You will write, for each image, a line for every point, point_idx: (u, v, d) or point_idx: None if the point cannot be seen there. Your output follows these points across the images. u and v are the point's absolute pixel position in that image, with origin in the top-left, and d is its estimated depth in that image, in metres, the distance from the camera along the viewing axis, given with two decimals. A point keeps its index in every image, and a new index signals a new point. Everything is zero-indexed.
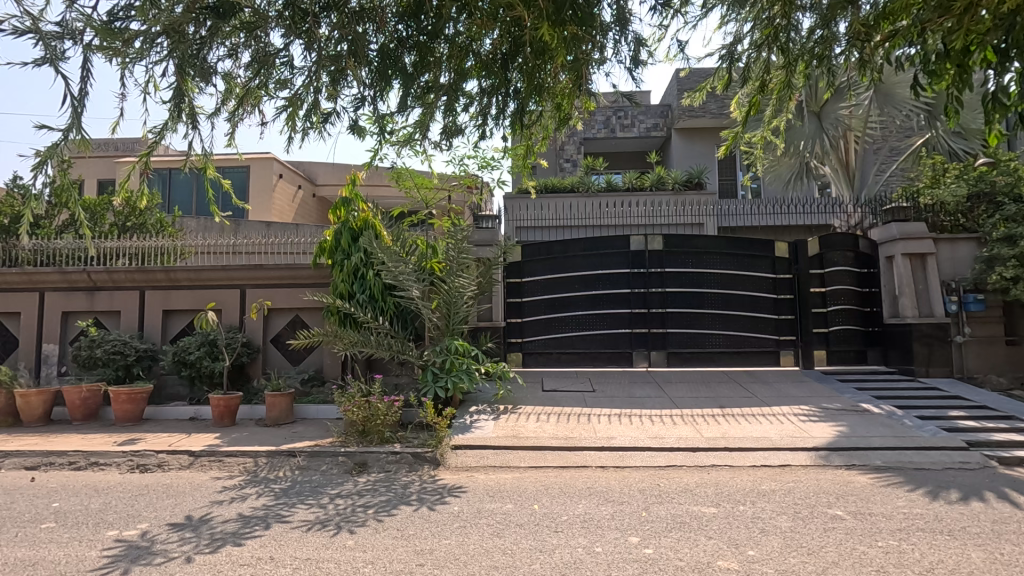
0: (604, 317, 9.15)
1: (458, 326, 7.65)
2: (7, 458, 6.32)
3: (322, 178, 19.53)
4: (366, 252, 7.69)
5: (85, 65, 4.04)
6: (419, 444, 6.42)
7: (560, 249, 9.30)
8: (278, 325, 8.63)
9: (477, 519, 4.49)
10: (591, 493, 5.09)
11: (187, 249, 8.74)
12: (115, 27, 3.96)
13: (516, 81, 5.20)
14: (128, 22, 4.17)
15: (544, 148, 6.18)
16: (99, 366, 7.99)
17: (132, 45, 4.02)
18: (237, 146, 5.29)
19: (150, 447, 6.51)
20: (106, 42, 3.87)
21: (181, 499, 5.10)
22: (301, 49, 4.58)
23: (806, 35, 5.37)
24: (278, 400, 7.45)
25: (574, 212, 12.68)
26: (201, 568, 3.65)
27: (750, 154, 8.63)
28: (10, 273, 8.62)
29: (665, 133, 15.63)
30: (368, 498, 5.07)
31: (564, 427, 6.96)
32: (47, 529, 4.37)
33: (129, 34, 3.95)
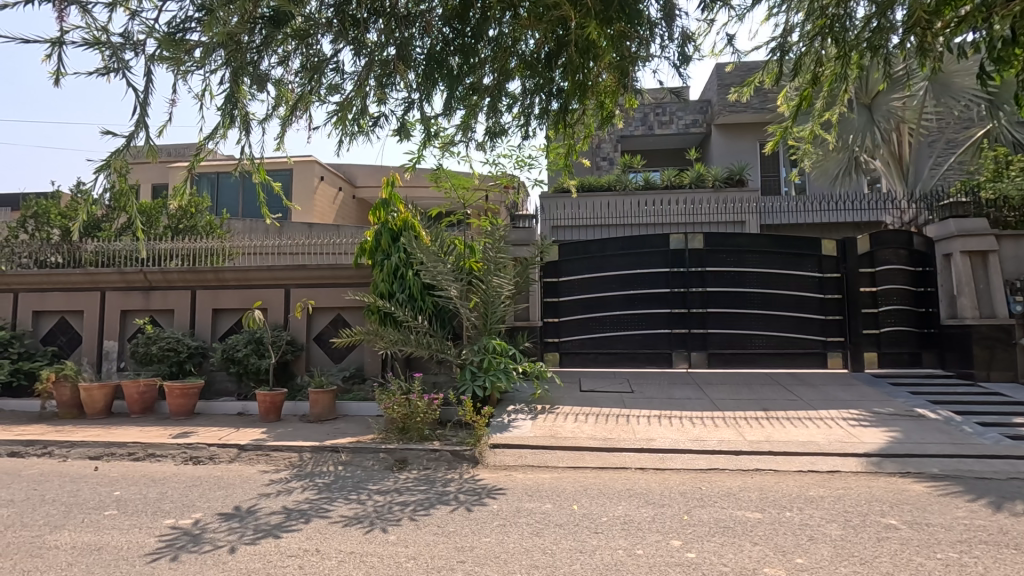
0: (642, 317, 9.03)
1: (495, 326, 7.69)
2: (73, 448, 6.70)
3: (362, 179, 19.94)
4: (406, 252, 7.80)
5: (148, 74, 4.28)
6: (458, 443, 6.49)
7: (597, 248, 9.23)
8: (320, 324, 8.87)
9: (516, 518, 4.51)
10: (631, 494, 5.04)
11: (235, 250, 9.05)
12: (176, 38, 4.18)
13: (560, 81, 5.17)
14: (189, 32, 4.39)
15: (585, 147, 6.16)
16: (155, 362, 8.39)
17: (191, 54, 4.24)
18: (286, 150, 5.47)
19: (202, 440, 6.79)
20: (167, 53, 4.09)
21: (231, 491, 5.30)
22: (350, 53, 4.71)
23: (861, 24, 5.15)
24: (321, 397, 7.64)
25: (611, 211, 12.56)
26: (251, 558, 3.78)
27: (800, 155, 8.19)
28: (74, 273, 9.14)
29: (705, 129, 15.32)
30: (408, 495, 5.14)
31: (602, 428, 6.90)
32: (110, 516, 4.61)
33: (189, 44, 4.15)
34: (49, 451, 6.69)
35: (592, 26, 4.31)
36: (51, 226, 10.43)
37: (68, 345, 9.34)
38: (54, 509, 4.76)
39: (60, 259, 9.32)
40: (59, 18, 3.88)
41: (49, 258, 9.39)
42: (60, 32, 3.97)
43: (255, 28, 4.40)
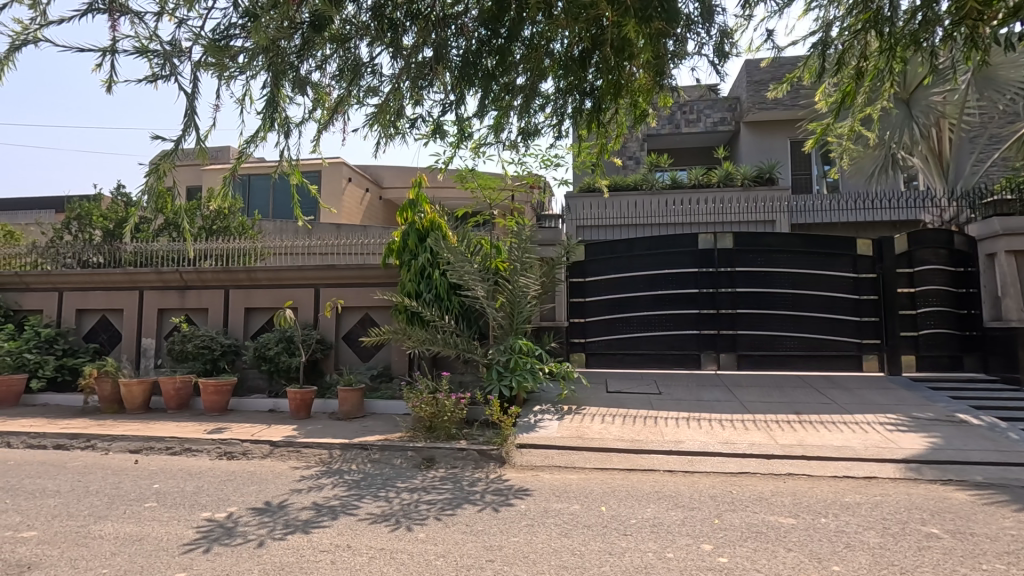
0: (670, 318, 8.92)
1: (522, 326, 7.70)
2: (114, 442, 6.93)
3: (389, 180, 20.18)
4: (433, 252, 7.85)
5: (195, 81, 4.41)
6: (485, 442, 6.51)
7: (624, 248, 9.15)
8: (349, 323, 9.00)
9: (544, 518, 4.51)
10: (660, 497, 4.98)
11: (266, 250, 9.23)
12: (222, 44, 4.30)
13: (594, 82, 5.17)
14: (233, 39, 4.51)
15: (618, 146, 6.08)
16: (190, 359, 8.63)
17: (235, 60, 4.35)
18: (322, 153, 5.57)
19: (235, 436, 6.96)
20: (213, 58, 4.21)
21: (264, 486, 5.42)
22: (387, 57, 4.79)
23: (906, 18, 4.99)
24: (349, 395, 7.75)
25: (637, 211, 12.45)
26: (285, 552, 3.85)
27: (840, 156, 7.94)
28: (114, 273, 9.46)
29: (734, 127, 15.05)
30: (435, 494, 5.18)
31: (630, 429, 6.85)
32: (150, 508, 4.76)
33: (233, 50, 4.27)
34: (92, 444, 6.94)
35: (630, 25, 4.30)
36: (93, 228, 10.81)
37: (108, 343, 9.67)
38: (97, 501, 4.93)
39: (101, 259, 9.65)
40: (112, 28, 4.03)
41: (91, 259, 9.73)
42: (113, 41, 4.12)
43: (295, 34, 4.50)
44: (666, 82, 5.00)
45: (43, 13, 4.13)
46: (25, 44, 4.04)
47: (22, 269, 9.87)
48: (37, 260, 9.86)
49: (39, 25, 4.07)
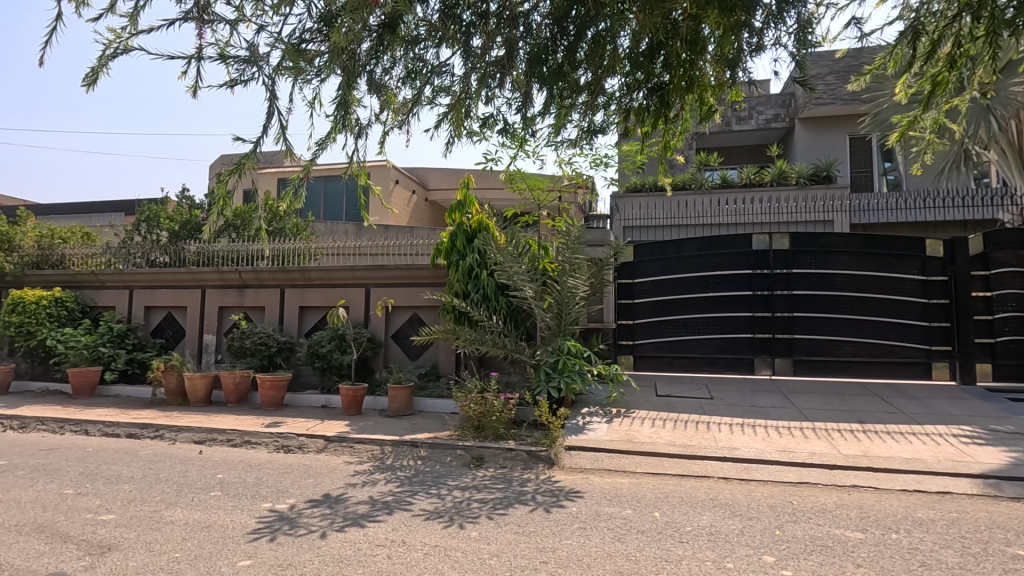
0: (722, 321, 8.66)
1: (570, 327, 7.64)
2: (180, 432, 7.28)
3: (434, 182, 20.46)
4: (481, 253, 7.87)
5: (271, 86, 4.55)
6: (534, 442, 6.51)
7: (674, 249, 8.93)
8: (398, 322, 9.17)
9: (596, 521, 4.45)
10: (715, 505, 4.83)
11: (319, 251, 9.46)
12: (299, 48, 4.46)
13: (664, 73, 4.87)
14: (308, 44, 4.68)
15: (681, 143, 5.89)
16: (248, 355, 8.97)
17: (312, 63, 4.51)
18: (386, 154, 5.67)
19: (292, 430, 7.19)
20: (290, 62, 4.37)
21: (320, 479, 5.57)
22: (459, 59, 4.91)
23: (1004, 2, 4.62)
24: (399, 392, 7.89)
25: (686, 211, 12.17)
26: (342, 545, 3.94)
27: (918, 152, 7.49)
28: (179, 272, 9.94)
29: (788, 124, 14.55)
30: (486, 493, 5.19)
31: (681, 434, 6.70)
32: (216, 497, 4.97)
33: (309, 54, 4.43)
34: (160, 434, 7.31)
35: (710, 17, 4.22)
36: (159, 230, 11.41)
37: (173, 338, 10.17)
38: (167, 488, 5.19)
39: (167, 259, 10.18)
40: (199, 36, 4.22)
41: (158, 259, 10.26)
42: (198, 49, 4.31)
43: (369, 38, 4.66)
44: (738, 75, 4.83)
45: (134, 23, 4.37)
46: (119, 52, 4.29)
47: (97, 268, 10.48)
48: (109, 259, 10.45)
49: (130, 34, 4.25)
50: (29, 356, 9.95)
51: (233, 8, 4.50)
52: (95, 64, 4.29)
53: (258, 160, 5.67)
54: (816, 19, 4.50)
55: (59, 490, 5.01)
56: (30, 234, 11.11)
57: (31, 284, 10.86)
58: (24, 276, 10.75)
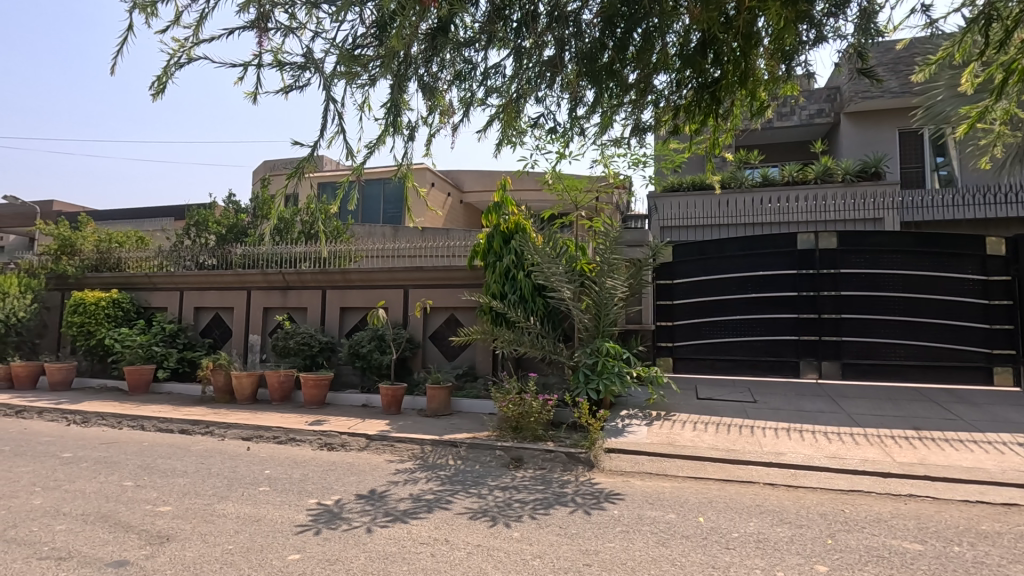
0: (766, 323, 8.43)
1: (608, 328, 7.55)
2: (228, 429, 7.53)
3: (470, 185, 20.59)
4: (519, 253, 7.87)
5: (325, 87, 4.80)
6: (572, 445, 6.46)
7: (715, 249, 8.74)
8: (436, 323, 9.27)
9: (639, 525, 4.39)
10: (762, 512, 4.70)
11: (359, 253, 9.63)
12: (355, 54, 4.66)
13: (715, 69, 4.74)
14: (362, 49, 4.85)
15: (730, 140, 5.74)
16: (292, 355, 9.22)
17: (366, 67, 4.68)
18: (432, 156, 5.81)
19: (334, 428, 7.35)
20: (345, 67, 4.60)
21: (363, 477, 5.67)
22: (511, 61, 5.11)
23: None
24: (437, 392, 7.96)
25: (727, 210, 11.87)
26: (387, 541, 3.99)
27: (985, 145, 7.09)
28: (226, 274, 10.29)
29: (833, 119, 14.07)
30: (526, 494, 5.19)
31: (724, 438, 6.54)
32: (264, 492, 5.12)
33: (364, 59, 4.62)
34: (210, 430, 7.57)
35: (772, 11, 4.09)
36: (208, 233, 11.86)
37: (221, 338, 10.55)
38: (218, 482, 5.38)
39: (215, 261, 10.58)
40: (260, 44, 4.51)
41: (206, 261, 10.68)
42: (257, 56, 4.62)
43: (421, 41, 4.78)
44: (794, 69, 4.70)
45: (197, 33, 4.67)
46: (181, 62, 4.60)
47: (150, 270, 10.96)
48: (162, 262, 10.91)
49: (192, 43, 4.57)
50: (89, 355, 10.49)
51: (291, 19, 4.75)
52: (161, 73, 4.59)
53: (316, 164, 5.42)
54: (880, 7, 4.33)
55: (120, 482, 5.25)
56: (90, 238, 11.61)
57: (91, 285, 11.44)
58: (84, 278, 11.33)
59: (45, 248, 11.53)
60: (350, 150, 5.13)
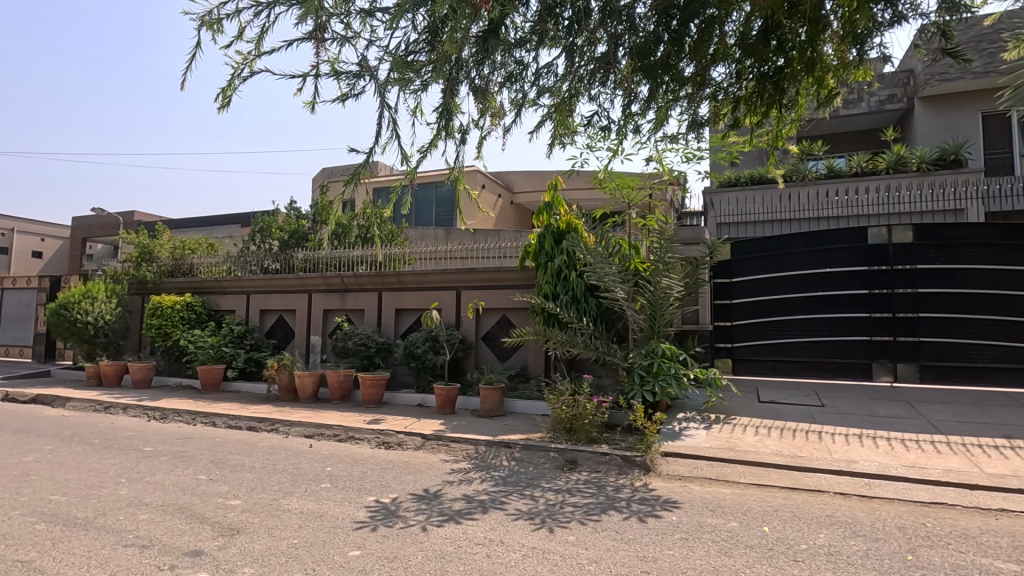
0: (833, 323, 7.98)
1: (663, 329, 7.35)
2: (292, 426, 7.85)
3: (520, 185, 20.65)
4: (570, 254, 7.80)
5: (380, 93, 4.99)
6: (627, 448, 6.34)
7: (775, 245, 8.36)
8: (488, 324, 9.32)
9: (700, 533, 4.24)
10: (833, 523, 4.44)
11: (413, 255, 9.86)
12: (408, 60, 4.79)
13: (779, 57, 4.52)
14: (414, 55, 4.95)
15: (795, 131, 5.49)
16: (350, 355, 9.52)
17: (418, 73, 4.80)
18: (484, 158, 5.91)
19: (391, 428, 7.52)
20: (398, 74, 4.73)
21: (418, 476, 5.77)
22: (563, 59, 5.11)
23: None
24: (490, 393, 8.00)
25: (788, 204, 11.33)
26: (443, 541, 4.03)
27: None
28: (288, 278, 10.74)
29: (906, 104, 13.19)
30: (580, 497, 5.12)
31: (790, 444, 6.24)
32: (326, 488, 5.30)
33: (417, 65, 4.74)
34: (275, 427, 7.91)
35: None
36: (272, 239, 12.42)
37: (285, 339, 11.03)
38: (283, 478, 5.61)
39: (279, 265, 11.07)
40: (317, 55, 4.75)
41: (270, 266, 11.19)
42: (315, 66, 4.89)
43: (472, 44, 4.83)
44: (867, 52, 4.42)
45: (259, 46, 4.96)
46: (245, 73, 4.97)
47: (219, 275, 11.59)
48: (230, 267, 11.51)
49: (255, 56, 4.92)
50: (166, 355, 11.19)
51: (346, 29, 4.96)
52: (227, 86, 5.00)
53: (372, 170, 5.59)
54: None
55: (194, 476, 5.58)
56: (166, 245, 12.42)
57: (168, 290, 12.24)
58: (162, 283, 12.13)
59: (127, 255, 12.41)
60: (403, 152, 5.41)
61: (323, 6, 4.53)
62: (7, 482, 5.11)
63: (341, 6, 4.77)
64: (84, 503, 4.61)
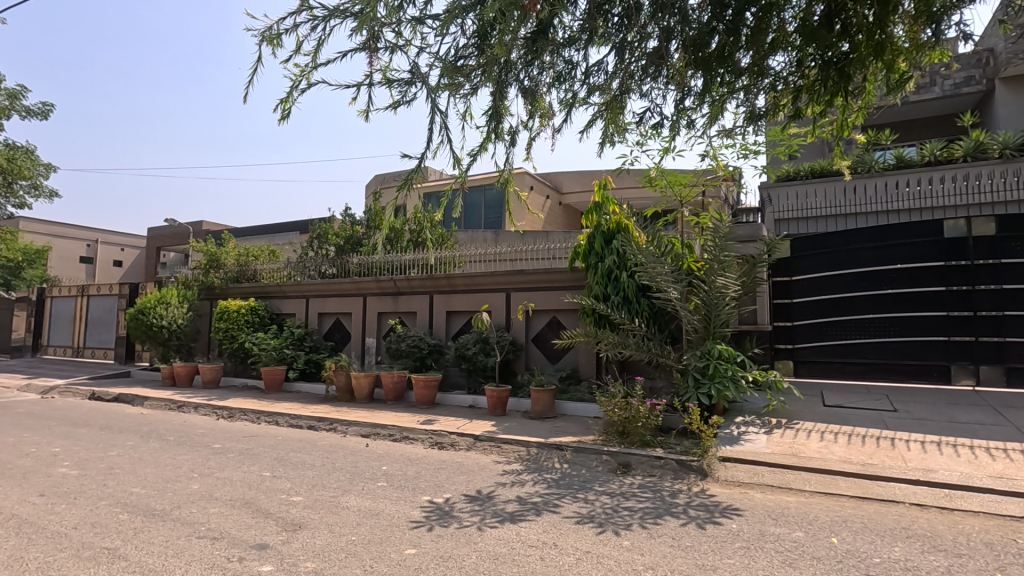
0: (906, 323, 7.51)
1: (719, 330, 7.09)
2: (349, 426, 8.10)
3: (569, 186, 20.53)
4: (621, 254, 7.67)
5: (430, 98, 5.07)
6: (683, 452, 6.17)
7: (839, 241, 7.94)
8: (538, 326, 9.30)
9: (762, 542, 4.06)
10: (909, 535, 4.15)
11: (463, 258, 9.96)
12: (457, 65, 4.86)
13: (843, 42, 4.29)
14: (463, 60, 5.01)
15: (862, 118, 5.19)
16: (404, 357, 9.73)
17: (468, 77, 4.86)
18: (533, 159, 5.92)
19: (444, 428, 7.63)
20: (448, 79, 4.81)
21: (471, 476, 5.82)
22: (613, 56, 5.03)
23: None
24: (541, 395, 7.99)
25: (854, 197, 10.71)
26: (497, 542, 4.05)
27: None
28: (343, 281, 11.10)
29: (985, 87, 12.20)
30: (636, 501, 5.02)
31: (859, 450, 5.90)
32: (382, 487, 5.43)
33: (466, 69, 4.81)
34: (333, 427, 8.18)
35: None
36: (329, 245, 12.87)
37: (341, 341, 11.41)
38: (342, 476, 5.79)
39: (334, 270, 11.42)
40: (371, 64, 4.89)
41: (327, 270, 11.57)
42: (368, 75, 5.03)
43: (521, 46, 4.84)
44: (944, 31, 4.13)
45: (316, 58, 5.15)
46: (303, 85, 5.16)
47: (280, 279, 12.11)
48: (290, 272, 12.00)
49: (312, 68, 5.10)
50: (233, 356, 11.80)
51: (397, 37, 5.08)
52: (286, 98, 5.22)
53: (424, 175, 5.69)
54: None
55: (260, 472, 5.84)
56: (232, 253, 13.11)
57: (234, 295, 12.89)
58: (229, 288, 12.79)
59: (197, 262, 13.15)
60: (455, 156, 5.48)
61: (376, 16, 4.65)
62: (94, 474, 5.51)
63: (393, 15, 4.88)
64: (161, 495, 4.92)
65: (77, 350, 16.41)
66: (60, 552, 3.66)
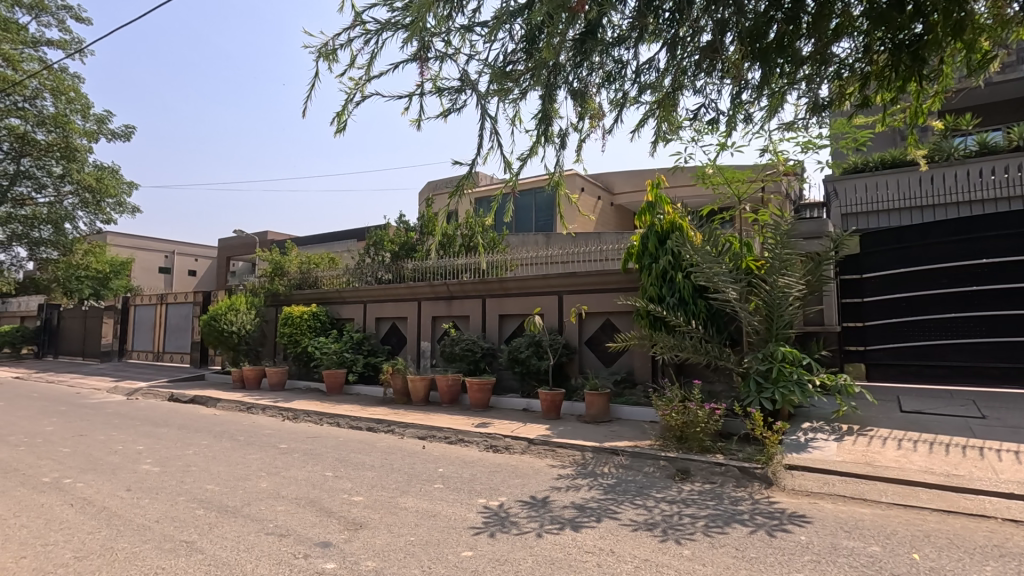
0: (994, 322, 6.94)
1: (783, 331, 6.78)
2: (406, 428, 8.28)
3: (620, 186, 20.26)
4: (676, 254, 7.48)
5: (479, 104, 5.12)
6: (745, 458, 5.93)
7: (915, 235, 7.43)
8: (591, 329, 9.20)
9: (834, 556, 3.83)
10: (1002, 554, 3.81)
11: (514, 261, 10.00)
12: (506, 71, 4.89)
13: (916, 23, 4.01)
14: (512, 65, 5.04)
15: (938, 104, 4.85)
16: (458, 360, 9.86)
17: (517, 82, 4.88)
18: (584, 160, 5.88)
19: (498, 432, 7.67)
20: (497, 85, 4.85)
21: (526, 480, 5.82)
22: (664, 53, 4.94)
23: None
24: (596, 399, 7.90)
25: (930, 188, 9.99)
26: (553, 547, 4.03)
27: None
28: (399, 286, 11.39)
29: None
30: (697, 509, 4.86)
31: (942, 460, 5.48)
32: (439, 489, 5.51)
33: (515, 75, 4.84)
34: (391, 429, 8.39)
35: None
36: (384, 251, 13.24)
37: (398, 345, 11.70)
38: (400, 477, 5.92)
39: (390, 275, 11.76)
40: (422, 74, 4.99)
41: (384, 276, 11.91)
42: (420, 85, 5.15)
43: (570, 48, 4.81)
44: None
45: (370, 71, 5.31)
46: (357, 97, 5.32)
47: (340, 286, 12.56)
48: (349, 279, 12.44)
49: (365, 81, 5.26)
50: (297, 360, 12.33)
51: (446, 46, 5.16)
52: (342, 110, 5.42)
53: (475, 181, 5.75)
54: None
55: (323, 472, 6.06)
56: (294, 261, 13.76)
57: (297, 301, 13.47)
58: (292, 295, 13.37)
59: (263, 271, 13.84)
60: (505, 160, 5.51)
61: (426, 27, 4.74)
62: (174, 471, 5.88)
63: (442, 25, 4.97)
64: (234, 492, 5.19)
65: (157, 354, 17.64)
66: (145, 544, 3.92)
